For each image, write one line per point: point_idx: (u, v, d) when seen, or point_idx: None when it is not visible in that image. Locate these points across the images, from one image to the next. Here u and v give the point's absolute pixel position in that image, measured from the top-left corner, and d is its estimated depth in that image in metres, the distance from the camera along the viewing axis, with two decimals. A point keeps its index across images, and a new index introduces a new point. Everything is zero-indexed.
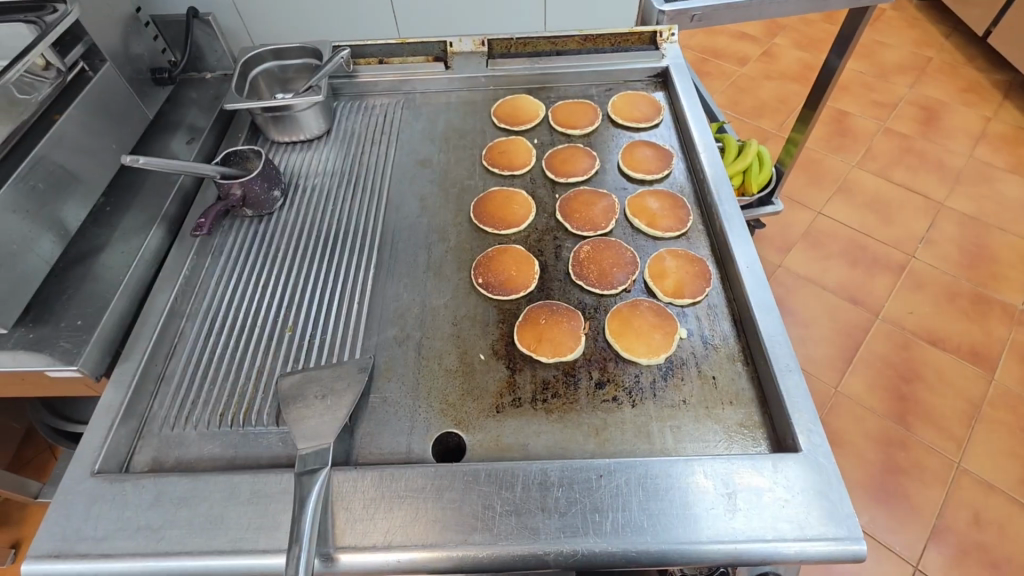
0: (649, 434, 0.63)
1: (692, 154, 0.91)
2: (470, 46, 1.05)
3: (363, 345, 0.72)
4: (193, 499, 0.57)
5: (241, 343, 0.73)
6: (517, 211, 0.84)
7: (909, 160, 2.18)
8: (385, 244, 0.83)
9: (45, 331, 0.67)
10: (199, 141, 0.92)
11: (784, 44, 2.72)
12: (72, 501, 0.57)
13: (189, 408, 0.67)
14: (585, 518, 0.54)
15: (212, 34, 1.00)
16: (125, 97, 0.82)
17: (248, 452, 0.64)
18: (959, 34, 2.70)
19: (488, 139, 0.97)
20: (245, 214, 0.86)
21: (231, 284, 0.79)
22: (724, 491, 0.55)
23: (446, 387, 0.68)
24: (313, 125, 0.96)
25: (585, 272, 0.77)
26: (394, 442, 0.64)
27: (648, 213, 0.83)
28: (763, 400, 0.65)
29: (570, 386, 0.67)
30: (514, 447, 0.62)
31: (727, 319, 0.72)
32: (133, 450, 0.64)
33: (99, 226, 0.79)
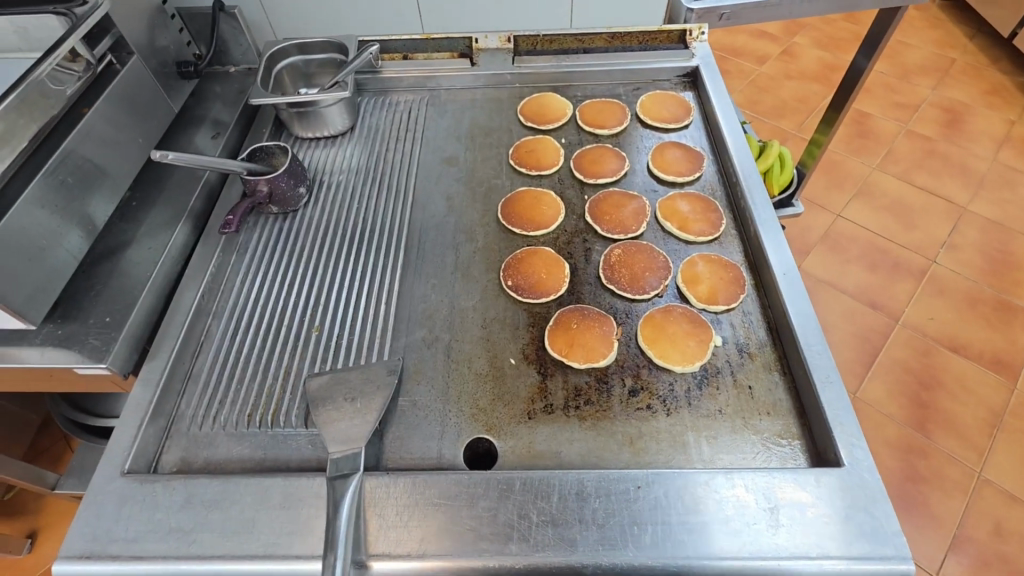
0: (684, 444, 0.62)
1: (723, 156, 0.90)
2: (496, 43, 1.04)
3: (391, 347, 0.71)
4: (224, 501, 0.56)
5: (268, 342, 0.73)
6: (547, 212, 0.83)
7: (931, 163, 2.14)
8: (412, 245, 0.82)
9: (73, 328, 0.67)
10: (224, 136, 0.91)
11: (804, 42, 2.68)
12: (103, 502, 0.57)
13: (217, 408, 0.67)
14: (623, 531, 0.53)
15: (238, 28, 0.96)
16: (150, 90, 0.81)
17: (277, 454, 0.63)
18: (984, 35, 2.65)
19: (514, 138, 0.96)
20: (271, 211, 0.85)
21: (256, 282, 0.78)
22: (767, 505, 0.54)
23: (476, 392, 0.67)
24: (337, 121, 0.95)
25: (616, 276, 0.75)
26: (424, 447, 0.63)
27: (679, 216, 0.82)
28: (801, 411, 0.63)
29: (603, 393, 0.66)
30: (546, 454, 0.62)
31: (763, 328, 0.71)
32: (162, 450, 0.64)
33: (126, 221, 0.78)
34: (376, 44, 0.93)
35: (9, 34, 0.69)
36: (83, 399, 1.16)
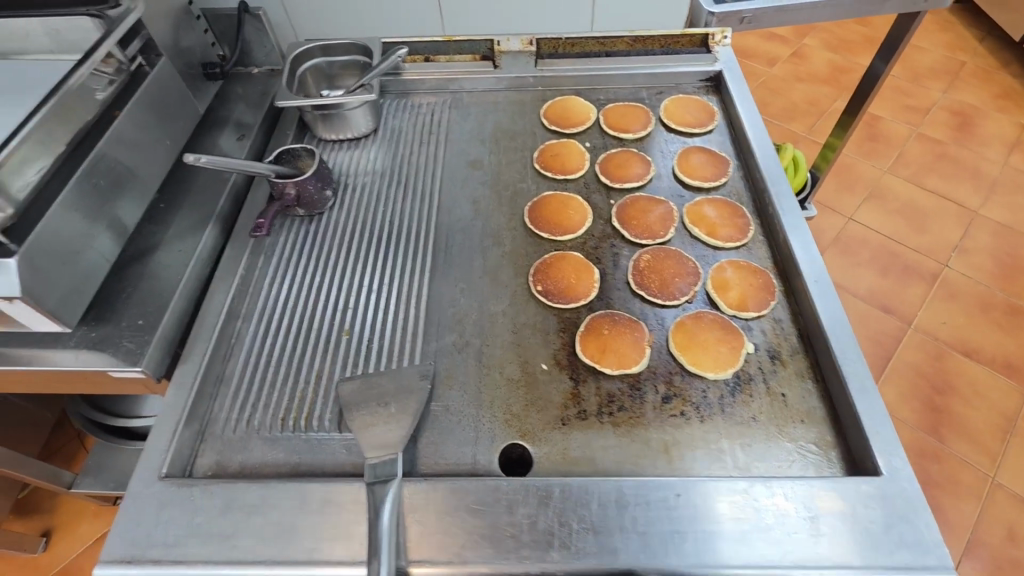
0: (719, 451, 0.62)
1: (749, 161, 0.89)
2: (518, 46, 1.04)
3: (422, 352, 0.71)
4: (264, 507, 0.57)
5: (298, 346, 0.73)
6: (574, 217, 0.83)
7: (942, 167, 2.14)
8: (440, 248, 0.82)
9: (106, 330, 0.67)
10: (250, 138, 0.90)
11: (814, 45, 2.68)
12: (142, 507, 0.57)
13: (250, 411, 0.67)
14: (662, 537, 0.54)
15: (263, 30, 0.96)
16: (177, 92, 0.81)
17: (312, 459, 0.64)
18: (994, 38, 2.65)
19: (538, 141, 0.96)
20: (297, 213, 0.85)
21: (284, 285, 0.78)
22: (806, 515, 0.55)
23: (509, 398, 0.67)
24: (361, 123, 0.95)
25: (646, 283, 0.76)
26: (459, 452, 0.63)
27: (707, 222, 0.82)
28: (836, 419, 0.64)
29: (636, 399, 0.66)
30: (581, 461, 0.62)
31: (794, 336, 0.71)
32: (197, 453, 0.64)
33: (154, 223, 0.78)
34: (405, 48, 0.91)
35: (42, 35, 0.69)
36: (100, 399, 1.18)
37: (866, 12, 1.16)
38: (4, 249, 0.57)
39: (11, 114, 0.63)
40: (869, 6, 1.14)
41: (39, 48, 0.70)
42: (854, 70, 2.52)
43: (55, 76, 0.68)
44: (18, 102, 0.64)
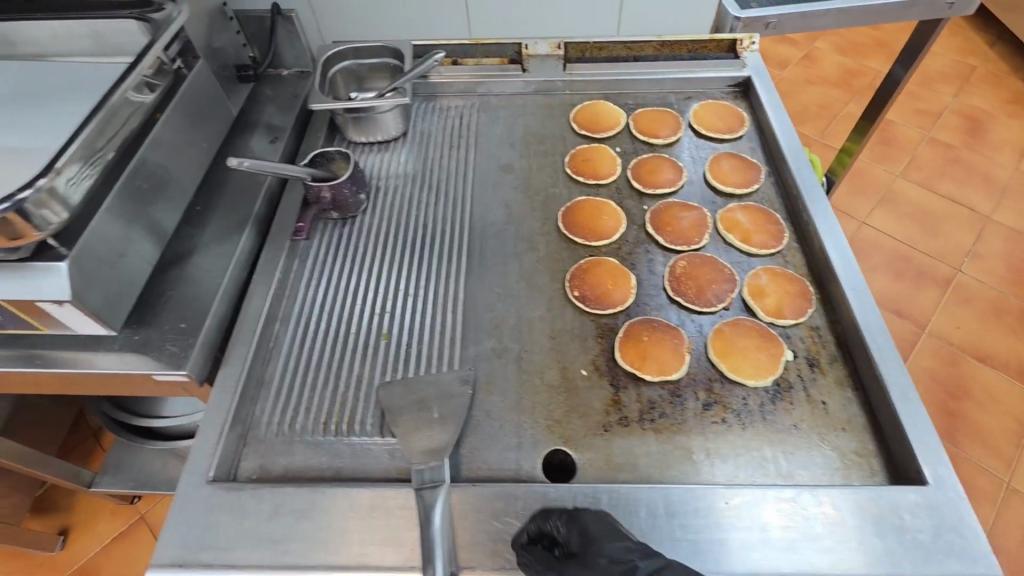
0: (762, 459, 0.62)
1: (781, 168, 0.89)
2: (546, 49, 1.04)
3: (461, 357, 0.72)
4: (313, 512, 0.57)
5: (337, 349, 0.73)
6: (607, 222, 0.83)
7: (954, 171, 2.15)
8: (474, 252, 0.82)
9: (150, 334, 0.67)
10: (282, 141, 0.90)
11: (825, 48, 2.68)
12: (191, 511, 0.58)
13: (291, 416, 0.67)
14: (712, 543, 0.54)
15: (294, 32, 0.95)
16: (212, 93, 0.80)
17: (355, 463, 0.64)
18: (1004, 42, 2.65)
19: (568, 146, 0.96)
20: (331, 216, 0.85)
21: (321, 289, 0.78)
22: (857, 524, 0.55)
23: (550, 404, 0.67)
24: (392, 126, 0.95)
25: (682, 289, 0.76)
26: (502, 458, 0.64)
27: (740, 229, 0.82)
28: (877, 427, 0.64)
29: (678, 406, 0.67)
30: (625, 467, 0.63)
31: (832, 343, 0.71)
32: (240, 457, 0.64)
33: (192, 227, 0.78)
34: (442, 51, 0.91)
35: (84, 37, 0.69)
36: (122, 399, 1.19)
37: (891, 18, 1.16)
38: (54, 252, 0.57)
39: (57, 118, 0.63)
40: (894, 12, 1.14)
41: (80, 50, 0.70)
42: (865, 74, 2.52)
43: (98, 79, 0.68)
44: (63, 105, 0.65)
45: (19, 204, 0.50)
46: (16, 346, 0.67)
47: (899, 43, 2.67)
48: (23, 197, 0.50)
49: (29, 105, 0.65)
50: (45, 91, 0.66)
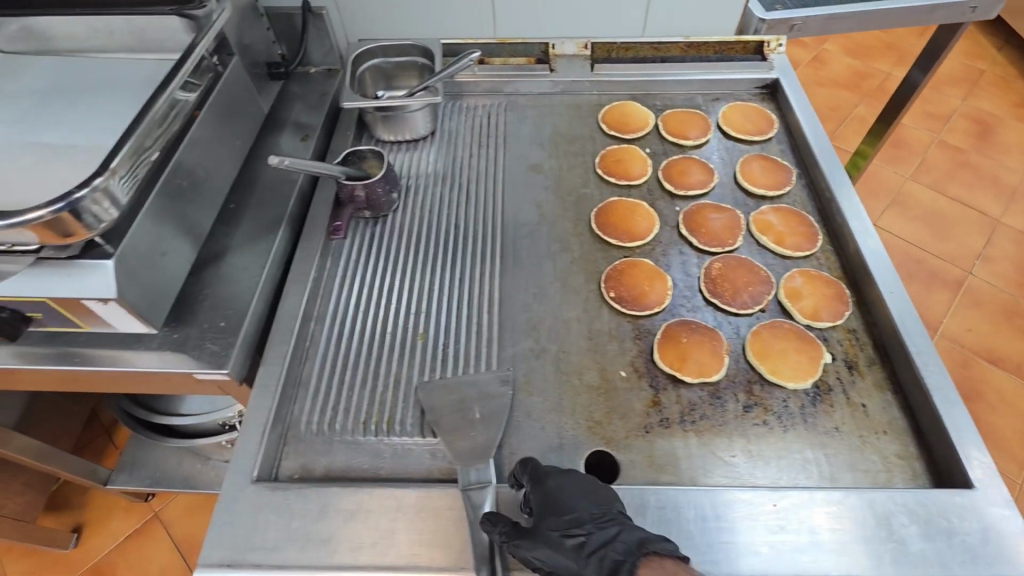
0: (805, 461, 0.63)
1: (812, 170, 0.89)
2: (573, 49, 1.04)
3: (498, 358, 0.72)
4: (361, 513, 0.58)
5: (373, 349, 0.72)
6: (640, 223, 0.83)
7: (963, 175, 2.15)
8: (508, 252, 0.82)
9: (189, 333, 0.67)
10: (313, 139, 0.90)
11: (834, 49, 2.68)
12: (238, 510, 0.58)
13: (331, 415, 0.67)
14: (759, 545, 0.55)
15: (324, 30, 0.95)
16: (246, 91, 0.79)
17: (396, 463, 0.64)
18: (1012, 46, 2.65)
19: (598, 146, 0.96)
20: (363, 215, 0.84)
21: (355, 287, 0.78)
22: (902, 527, 0.55)
23: (590, 405, 0.67)
24: (421, 125, 0.94)
25: (718, 291, 0.76)
26: (544, 460, 0.64)
27: (775, 231, 0.82)
28: (918, 430, 0.65)
29: (718, 408, 0.67)
30: (667, 468, 0.63)
31: (870, 345, 0.71)
32: (281, 456, 0.64)
33: (226, 225, 0.78)
34: (479, 51, 0.89)
35: (123, 33, 0.69)
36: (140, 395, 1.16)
37: (914, 22, 1.16)
38: (100, 250, 0.57)
39: (99, 114, 0.63)
40: (918, 15, 1.14)
41: (118, 46, 0.70)
42: (874, 76, 2.53)
43: (137, 75, 0.67)
44: (105, 102, 0.64)
45: (75, 204, 0.49)
46: (54, 343, 0.66)
47: (908, 45, 2.67)
48: (80, 197, 0.49)
49: (69, 100, 0.64)
50: (84, 87, 0.66)
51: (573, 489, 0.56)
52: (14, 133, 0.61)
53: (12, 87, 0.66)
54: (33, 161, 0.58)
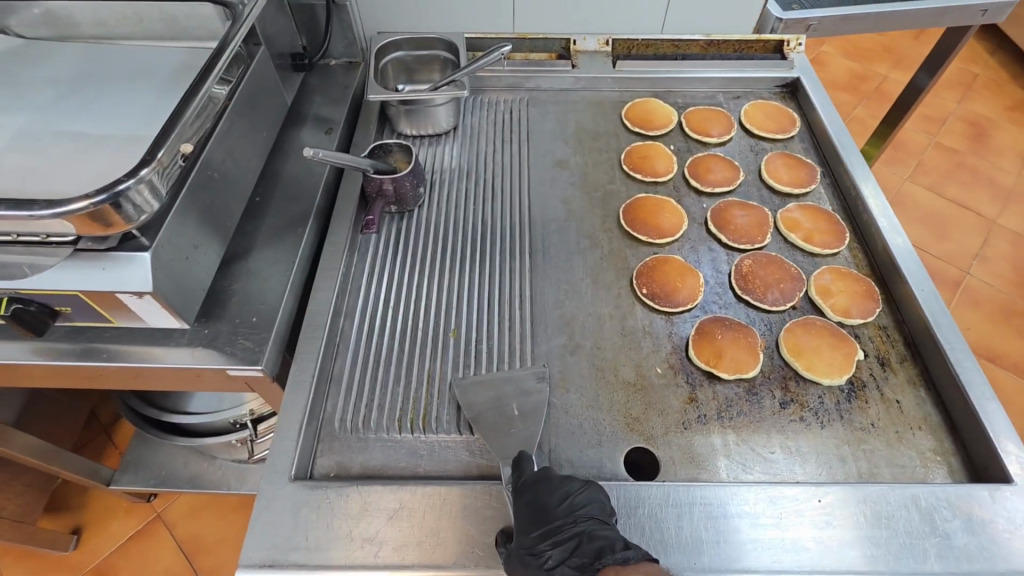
0: (843, 457, 0.63)
1: (836, 169, 0.90)
2: (595, 45, 1.03)
3: (533, 354, 0.71)
4: (404, 512, 0.57)
5: (405, 344, 0.71)
6: (669, 220, 0.83)
7: (960, 176, 2.13)
8: (537, 248, 0.81)
9: (221, 328, 0.66)
10: (337, 132, 0.89)
11: (832, 51, 2.71)
12: (277, 508, 0.57)
13: (365, 412, 0.66)
14: (806, 540, 0.55)
15: (347, 21, 0.93)
16: (275, 81, 0.77)
17: (434, 461, 0.63)
18: (1003, 51, 2.64)
19: (622, 143, 0.95)
20: (390, 209, 0.83)
21: (384, 282, 0.77)
22: (944, 521, 0.56)
23: (628, 402, 0.67)
24: (444, 119, 0.93)
25: (750, 287, 0.76)
26: (584, 457, 0.63)
27: (803, 229, 0.82)
28: (951, 425, 0.65)
29: (754, 404, 0.67)
30: (707, 464, 0.63)
31: (900, 342, 0.72)
32: (316, 454, 0.63)
33: (252, 219, 0.77)
34: (510, 45, 0.88)
35: (153, 20, 0.67)
36: (146, 392, 1.06)
37: (926, 24, 1.18)
38: (136, 242, 0.56)
39: (131, 103, 0.61)
40: (930, 18, 1.16)
41: (147, 35, 0.68)
42: (872, 79, 2.56)
43: (170, 64, 0.66)
44: (138, 91, 0.63)
45: (118, 196, 0.48)
46: (80, 339, 0.64)
47: (903, 49, 2.71)
48: (124, 188, 0.48)
49: (100, 89, 0.63)
50: (115, 76, 0.64)
51: (537, 502, 0.54)
52: (47, 122, 0.59)
53: (41, 75, 0.64)
54: (66, 150, 0.56)
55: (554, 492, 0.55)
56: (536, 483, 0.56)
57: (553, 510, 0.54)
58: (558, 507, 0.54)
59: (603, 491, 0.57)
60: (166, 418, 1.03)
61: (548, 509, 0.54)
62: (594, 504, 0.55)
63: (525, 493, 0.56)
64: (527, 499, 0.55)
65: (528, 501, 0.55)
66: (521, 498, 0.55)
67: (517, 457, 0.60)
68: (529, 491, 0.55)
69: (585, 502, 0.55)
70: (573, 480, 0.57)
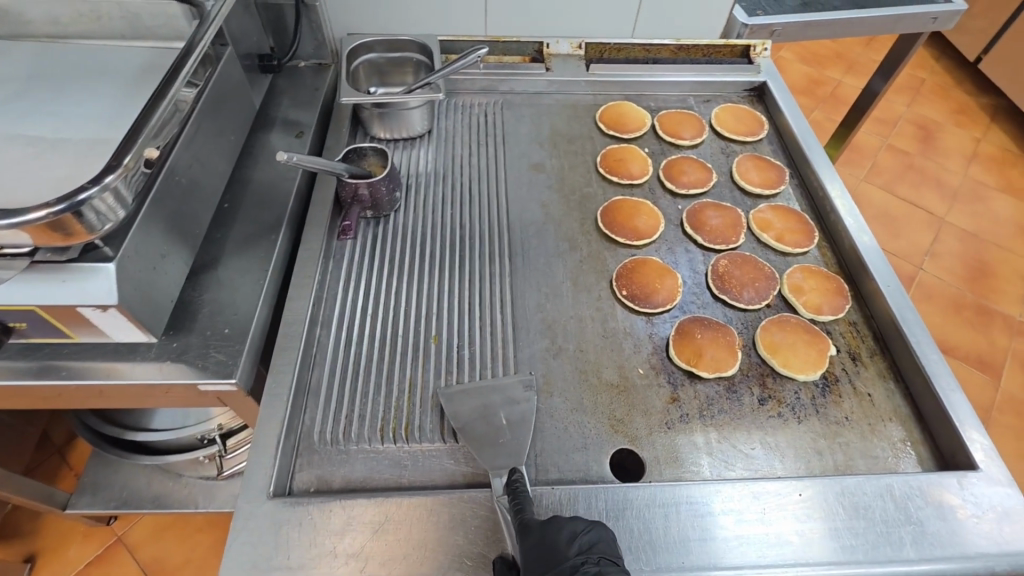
0: (820, 450, 0.65)
1: (803, 170, 0.93)
2: (568, 49, 1.04)
3: (516, 360, 0.70)
4: (389, 525, 0.56)
5: (385, 351, 0.70)
6: (646, 222, 0.84)
7: (910, 177, 2.21)
8: (516, 251, 0.80)
9: (191, 341, 0.63)
10: (308, 136, 0.86)
11: (790, 56, 2.81)
12: (255, 528, 0.55)
13: (345, 423, 0.64)
14: (789, 534, 0.56)
15: (318, 23, 0.91)
16: (242, 82, 0.74)
17: (418, 470, 0.62)
18: (948, 57, 2.77)
19: (597, 146, 0.96)
20: (365, 214, 0.81)
21: (361, 289, 0.75)
22: (918, 509, 0.59)
23: (611, 404, 0.67)
24: (419, 122, 0.92)
25: (726, 287, 0.78)
26: (570, 460, 0.63)
27: (775, 229, 0.84)
28: (920, 417, 0.68)
29: (734, 402, 0.68)
30: (691, 463, 0.63)
31: (869, 337, 0.75)
32: (295, 469, 0.61)
33: (221, 226, 0.74)
34: (486, 48, 0.87)
35: (113, 18, 0.64)
36: (105, 410, 1.00)
37: (881, 31, 1.23)
38: (100, 252, 0.52)
39: (91, 106, 0.58)
40: (884, 25, 1.21)
41: (107, 33, 0.65)
42: (827, 83, 2.66)
43: (132, 65, 0.63)
44: (98, 93, 0.59)
45: (78, 205, 0.45)
46: (35, 357, 0.61)
47: (855, 55, 2.83)
48: (86, 197, 0.45)
49: (56, 90, 0.59)
50: (73, 77, 0.61)
51: (544, 546, 0.50)
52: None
53: None
54: (20, 156, 0.53)
55: (561, 532, 0.51)
56: (541, 522, 0.52)
57: (562, 552, 0.49)
58: (567, 547, 0.49)
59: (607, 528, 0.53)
60: (128, 435, 0.97)
61: (557, 552, 0.49)
62: (602, 543, 0.51)
63: (530, 535, 0.51)
64: (533, 542, 0.51)
65: (535, 546, 0.50)
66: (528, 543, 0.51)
67: (509, 470, 0.59)
68: (535, 534, 0.51)
69: (594, 540, 0.51)
70: (578, 519, 0.53)
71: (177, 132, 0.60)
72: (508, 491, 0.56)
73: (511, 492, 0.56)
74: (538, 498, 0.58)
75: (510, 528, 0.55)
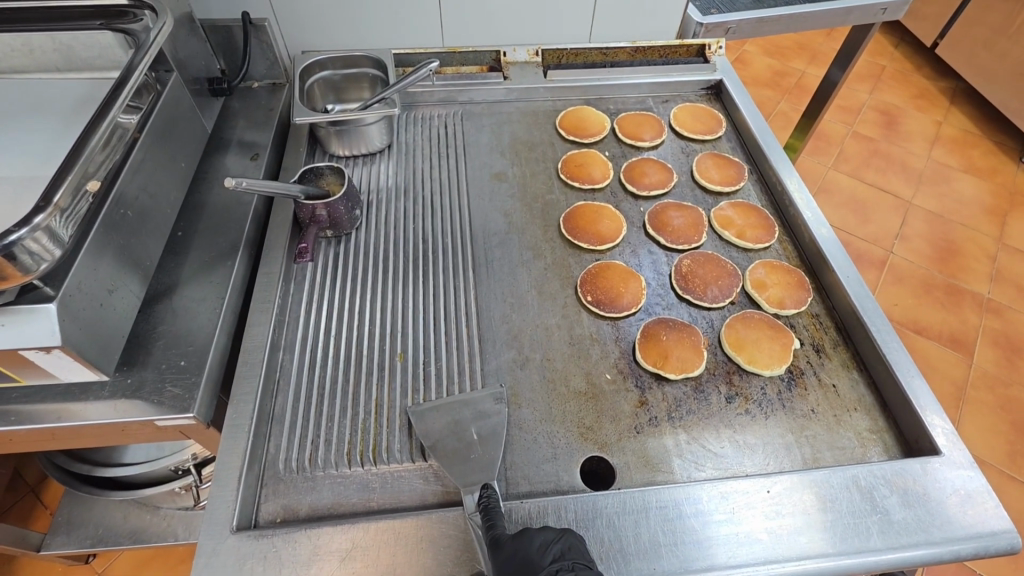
0: (789, 444, 0.65)
1: (762, 165, 0.94)
2: (525, 57, 1.04)
3: (483, 373, 0.70)
4: (357, 552, 0.55)
5: (350, 372, 0.69)
6: (608, 226, 0.84)
7: (877, 162, 2.25)
8: (480, 262, 0.80)
9: (146, 375, 0.62)
10: (264, 157, 0.85)
11: (754, 50, 2.84)
12: (219, 564, 0.54)
13: (311, 447, 0.63)
14: (759, 533, 0.57)
15: (268, 43, 0.90)
16: (190, 109, 0.73)
17: (387, 491, 0.61)
18: (907, 44, 2.83)
19: (558, 152, 0.96)
20: (326, 234, 0.80)
21: (323, 310, 0.74)
22: (884, 498, 0.59)
23: (580, 412, 0.67)
24: (376, 138, 0.91)
25: (690, 286, 0.78)
26: (541, 472, 0.63)
27: (735, 226, 0.85)
28: (884, 405, 0.69)
29: (702, 401, 0.68)
30: (661, 465, 0.63)
31: (832, 329, 0.76)
32: (259, 501, 0.60)
33: (176, 255, 0.73)
34: (438, 60, 0.87)
35: (46, 51, 0.62)
36: (72, 448, 0.97)
37: (834, 23, 1.25)
38: (39, 293, 0.51)
39: (26, 143, 0.57)
40: (836, 18, 1.23)
41: (43, 66, 0.64)
42: (792, 75, 2.70)
43: (70, 98, 0.61)
44: (32, 128, 0.58)
45: (11, 248, 0.44)
46: None
47: (818, 46, 2.88)
48: (16, 238, 0.44)
49: None
50: (7, 113, 0.59)
51: (518, 557, 0.49)
52: None
53: None
54: None
55: (533, 543, 0.50)
56: (512, 537, 0.51)
57: (537, 563, 0.48)
58: (539, 558, 0.49)
59: (580, 540, 0.52)
60: (99, 472, 0.95)
61: (533, 563, 0.48)
62: (574, 550, 0.51)
63: (503, 549, 0.50)
64: (506, 556, 0.49)
65: (507, 559, 0.49)
66: (500, 556, 0.50)
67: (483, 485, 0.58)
68: (507, 549, 0.50)
69: (566, 548, 0.50)
70: (548, 529, 0.52)
71: (118, 163, 0.58)
72: (481, 507, 0.55)
73: (483, 509, 0.55)
74: (508, 513, 0.58)
75: (483, 546, 0.54)
